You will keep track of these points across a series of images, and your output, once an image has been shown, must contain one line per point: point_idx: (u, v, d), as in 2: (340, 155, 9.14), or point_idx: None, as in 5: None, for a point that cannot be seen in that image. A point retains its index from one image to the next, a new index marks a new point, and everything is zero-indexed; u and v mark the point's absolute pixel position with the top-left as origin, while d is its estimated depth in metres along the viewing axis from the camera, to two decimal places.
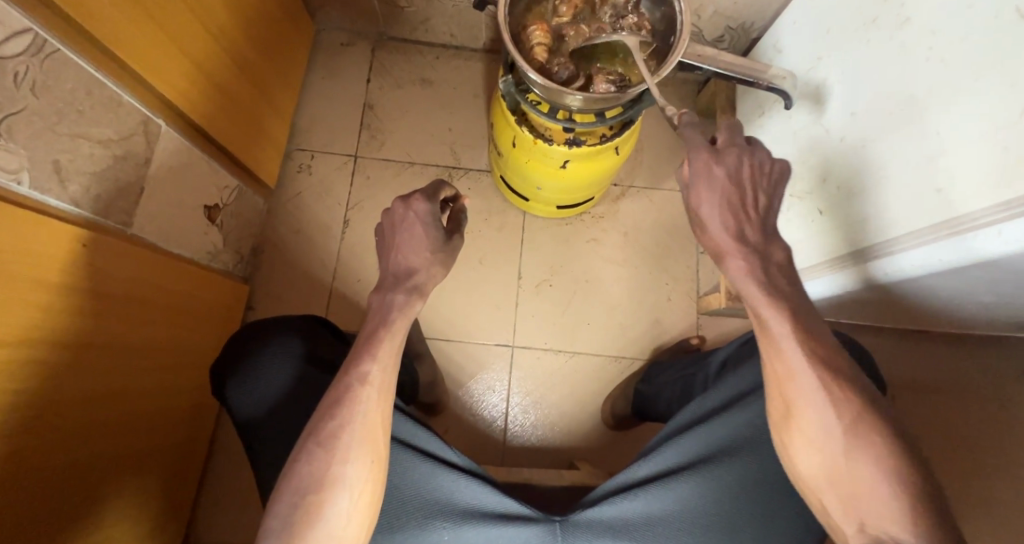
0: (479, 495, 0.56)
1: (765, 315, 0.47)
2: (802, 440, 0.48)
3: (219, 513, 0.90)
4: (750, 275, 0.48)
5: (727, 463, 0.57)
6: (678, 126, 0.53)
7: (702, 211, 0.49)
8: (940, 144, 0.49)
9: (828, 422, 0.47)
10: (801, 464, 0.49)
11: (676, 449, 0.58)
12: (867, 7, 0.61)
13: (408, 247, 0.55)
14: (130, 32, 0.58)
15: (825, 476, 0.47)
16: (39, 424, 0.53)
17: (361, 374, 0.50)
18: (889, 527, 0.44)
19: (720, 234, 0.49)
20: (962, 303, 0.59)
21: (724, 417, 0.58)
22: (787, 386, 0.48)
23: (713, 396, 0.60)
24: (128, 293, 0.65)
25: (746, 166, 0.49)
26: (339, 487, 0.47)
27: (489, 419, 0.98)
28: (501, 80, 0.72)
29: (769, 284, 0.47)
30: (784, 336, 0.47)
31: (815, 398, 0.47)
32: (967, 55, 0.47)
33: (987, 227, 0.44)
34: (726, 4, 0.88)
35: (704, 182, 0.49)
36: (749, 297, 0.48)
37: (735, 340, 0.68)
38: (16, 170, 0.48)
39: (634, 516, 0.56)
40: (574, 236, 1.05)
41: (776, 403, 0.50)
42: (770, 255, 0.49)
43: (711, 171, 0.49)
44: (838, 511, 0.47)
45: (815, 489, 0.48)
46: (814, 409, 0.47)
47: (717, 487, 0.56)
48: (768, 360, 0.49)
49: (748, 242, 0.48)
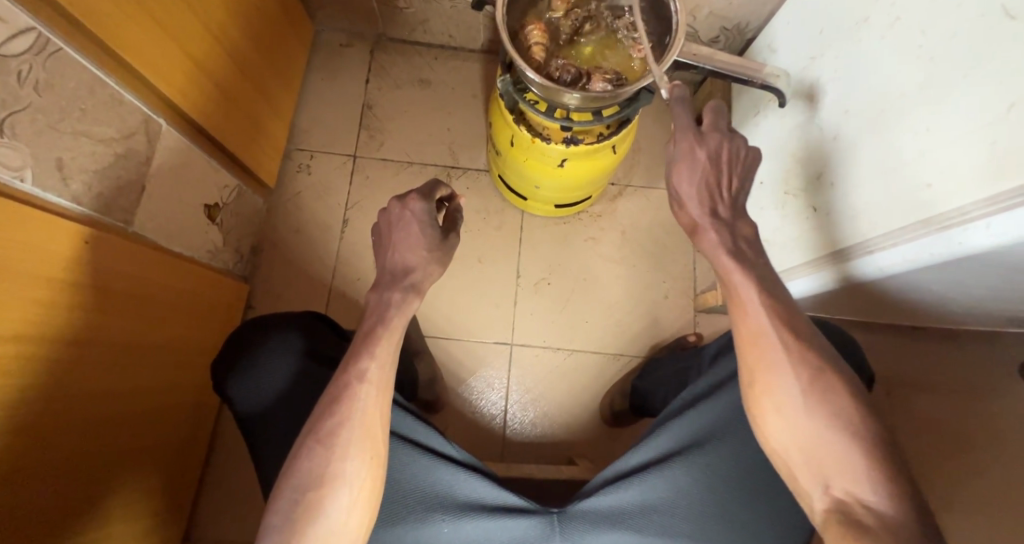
0: (477, 488, 0.56)
1: (734, 282, 0.50)
2: (769, 407, 0.49)
3: (220, 511, 0.91)
4: (720, 245, 0.50)
5: (716, 448, 0.58)
6: (669, 101, 0.55)
7: (681, 189, 0.53)
8: (931, 140, 0.50)
9: (791, 384, 0.48)
10: (769, 431, 0.49)
11: (668, 436, 0.59)
12: (859, 7, 0.62)
13: (404, 246, 0.56)
14: (132, 33, 0.58)
15: (794, 442, 0.48)
16: (42, 418, 0.53)
17: (359, 372, 0.50)
18: (850, 486, 0.45)
19: (696, 211, 0.52)
20: (953, 297, 0.60)
21: (708, 400, 0.59)
22: (753, 351, 0.49)
23: (701, 382, 0.61)
24: (131, 290, 0.65)
25: (726, 149, 0.53)
26: (339, 483, 0.47)
27: (488, 416, 0.98)
28: (499, 79, 0.73)
29: (738, 254, 0.50)
30: (750, 301, 0.49)
31: (781, 361, 0.48)
32: (955, 53, 0.48)
33: (975, 221, 0.45)
34: (721, 5, 0.89)
35: (685, 161, 0.52)
36: (721, 266, 0.51)
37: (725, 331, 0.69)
38: (19, 167, 0.48)
39: (629, 505, 0.56)
40: (572, 235, 1.06)
41: (741, 370, 0.51)
42: (738, 228, 0.52)
43: (694, 152, 0.52)
44: (804, 475, 0.47)
45: (783, 454, 0.48)
46: (778, 373, 0.48)
47: (709, 473, 0.57)
48: (736, 322, 0.51)
49: (719, 217, 0.52)
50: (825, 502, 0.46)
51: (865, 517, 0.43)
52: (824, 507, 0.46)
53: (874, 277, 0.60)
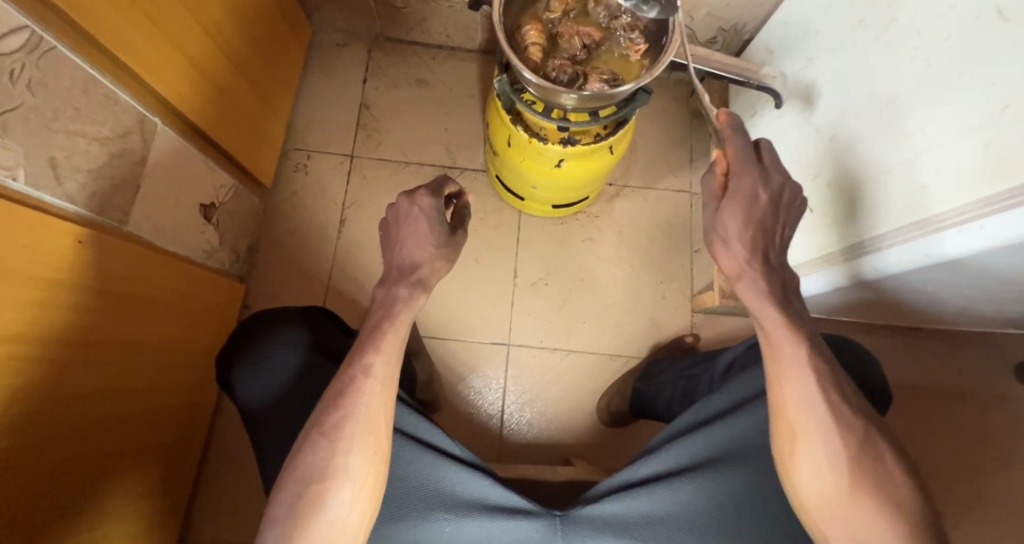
0: (480, 487, 0.56)
1: (779, 338, 0.49)
2: (809, 465, 0.48)
3: (214, 511, 0.90)
4: (768, 297, 0.50)
5: (731, 468, 0.57)
6: (720, 130, 0.55)
7: (732, 229, 0.51)
8: (928, 141, 0.50)
9: (835, 445, 0.47)
10: (805, 489, 0.48)
11: (681, 451, 0.59)
12: (855, 8, 0.62)
13: (413, 240, 0.55)
14: (127, 32, 0.58)
15: (828, 504, 0.47)
16: (37, 421, 0.53)
17: (364, 366, 0.50)
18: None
19: (744, 257, 0.51)
20: (951, 299, 0.60)
21: (725, 421, 0.58)
22: (798, 411, 0.48)
23: (722, 397, 0.61)
24: (126, 291, 0.65)
25: (788, 190, 0.52)
26: (343, 477, 0.47)
27: (486, 418, 0.98)
28: (496, 79, 0.72)
29: (785, 305, 0.50)
30: (795, 362, 0.49)
31: (827, 426, 0.47)
32: (950, 55, 0.48)
33: (969, 222, 0.45)
34: (718, 6, 0.89)
35: (739, 203, 0.51)
36: (765, 318, 0.50)
37: (742, 343, 0.69)
38: (11, 167, 0.48)
39: (636, 515, 0.56)
40: (569, 236, 1.06)
41: (780, 429, 0.49)
42: (787, 278, 0.52)
43: (756, 194, 0.51)
44: (836, 537, 0.47)
45: (814, 511, 0.48)
46: (822, 436, 0.47)
47: (723, 492, 0.57)
48: (774, 383, 0.50)
49: (768, 265, 0.51)
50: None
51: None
52: None
53: (872, 277, 0.61)
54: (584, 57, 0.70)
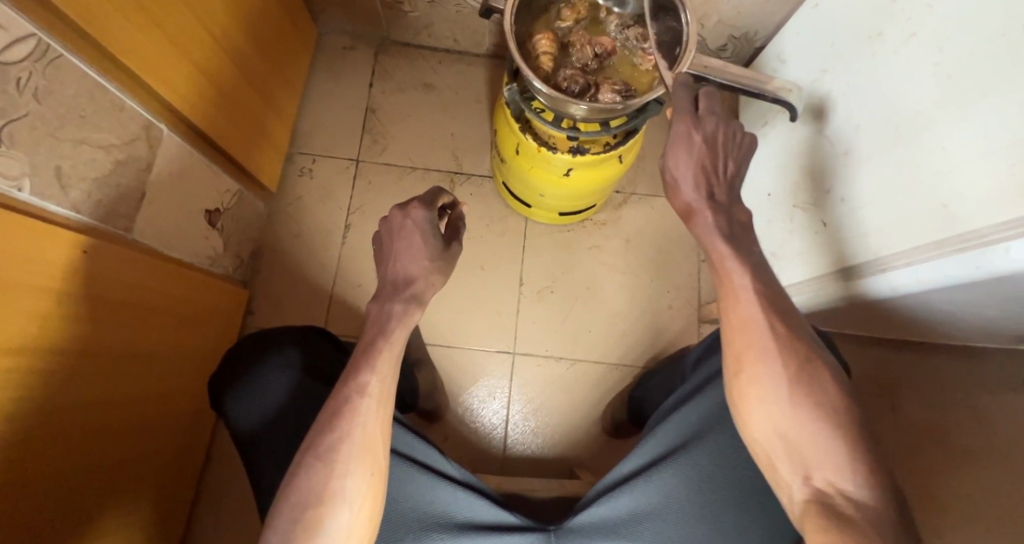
0: (476, 508, 0.56)
1: (728, 266, 0.50)
2: (754, 396, 0.49)
3: (216, 521, 0.89)
4: (716, 229, 0.51)
5: (700, 447, 0.57)
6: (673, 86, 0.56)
7: (678, 171, 0.53)
8: (948, 160, 0.49)
9: (774, 366, 0.48)
10: (751, 417, 0.49)
11: (656, 440, 0.58)
12: (873, 21, 0.62)
13: (406, 255, 0.54)
14: (133, 37, 0.57)
15: (778, 432, 0.47)
16: (41, 433, 0.52)
17: (359, 386, 0.49)
18: (833, 476, 0.45)
19: (691, 194, 0.52)
20: (964, 320, 0.58)
21: (691, 402, 0.58)
22: (741, 336, 0.50)
23: (690, 383, 0.61)
24: (129, 299, 0.64)
25: (724, 132, 0.52)
26: (339, 501, 0.46)
27: (489, 427, 0.97)
28: (506, 87, 0.72)
29: (732, 239, 0.51)
30: (743, 288, 0.50)
31: (766, 348, 0.49)
32: (974, 74, 0.47)
33: (993, 245, 0.44)
34: (729, 14, 0.88)
35: (681, 145, 0.52)
36: (715, 251, 0.51)
37: (702, 342, 0.66)
38: (17, 177, 0.47)
39: (622, 515, 0.56)
40: (575, 243, 1.05)
41: (727, 357, 0.51)
42: (734, 213, 0.52)
43: (691, 137, 0.52)
44: (784, 465, 0.47)
45: (763, 443, 0.48)
46: (764, 360, 0.49)
47: (698, 473, 0.56)
48: (726, 310, 0.51)
49: (715, 201, 0.52)
50: (804, 493, 0.46)
51: (849, 509, 0.43)
52: (803, 498, 0.46)
53: (887, 296, 0.59)
54: (596, 67, 0.70)
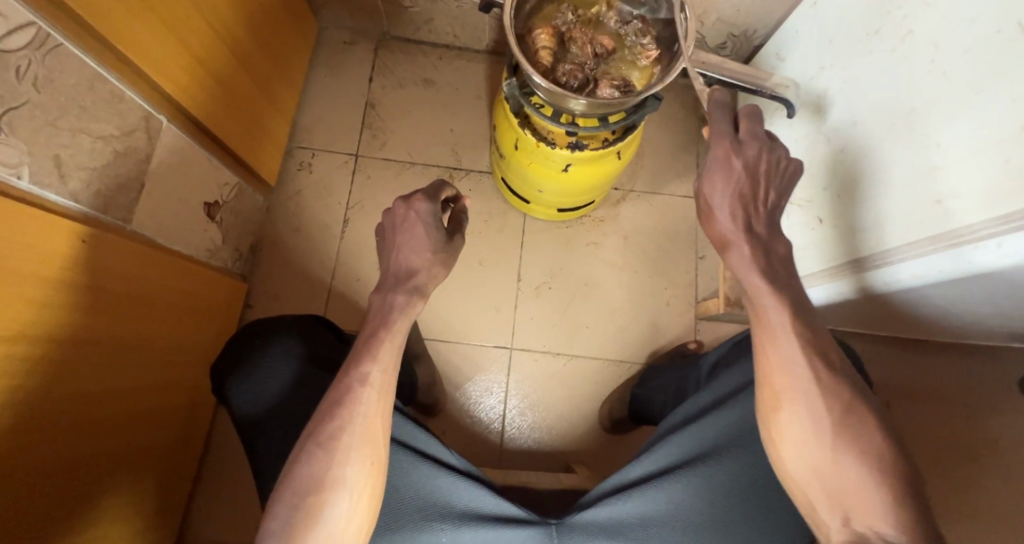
0: (477, 497, 0.56)
1: (765, 304, 0.49)
2: (787, 432, 0.48)
3: (213, 513, 0.90)
4: (753, 264, 0.50)
5: (716, 464, 0.57)
6: (708, 104, 0.54)
7: (714, 199, 0.52)
8: (942, 156, 0.50)
9: (815, 407, 0.47)
10: (788, 455, 0.48)
11: (671, 449, 0.59)
12: (870, 18, 0.62)
13: (409, 247, 0.55)
14: (133, 27, 0.57)
15: (816, 475, 0.47)
16: (38, 421, 0.52)
17: (361, 375, 0.50)
18: (872, 521, 0.44)
19: (728, 224, 0.51)
20: (958, 312, 0.59)
21: (711, 416, 0.59)
22: (779, 376, 0.49)
23: (705, 395, 0.62)
24: (126, 290, 0.64)
25: (766, 161, 0.51)
26: (340, 488, 0.46)
27: (487, 422, 0.98)
28: (505, 82, 0.72)
29: (769, 273, 0.50)
30: (783, 328, 0.49)
31: (807, 392, 0.48)
32: (968, 70, 0.47)
33: (987, 239, 0.45)
34: (729, 12, 0.89)
35: (720, 172, 0.51)
36: (753, 288, 0.50)
37: (726, 342, 0.68)
38: (16, 164, 0.47)
39: (628, 518, 0.56)
40: (574, 239, 1.05)
41: (762, 393, 0.50)
42: (773, 248, 0.51)
43: (731, 162, 0.51)
44: (822, 504, 0.47)
45: (800, 484, 0.48)
46: (805, 403, 0.48)
47: (712, 486, 0.56)
48: (762, 349, 0.50)
49: (753, 234, 0.51)
50: (843, 535, 0.45)
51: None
52: (842, 540, 0.45)
53: (885, 290, 0.60)
54: (596, 63, 0.70)
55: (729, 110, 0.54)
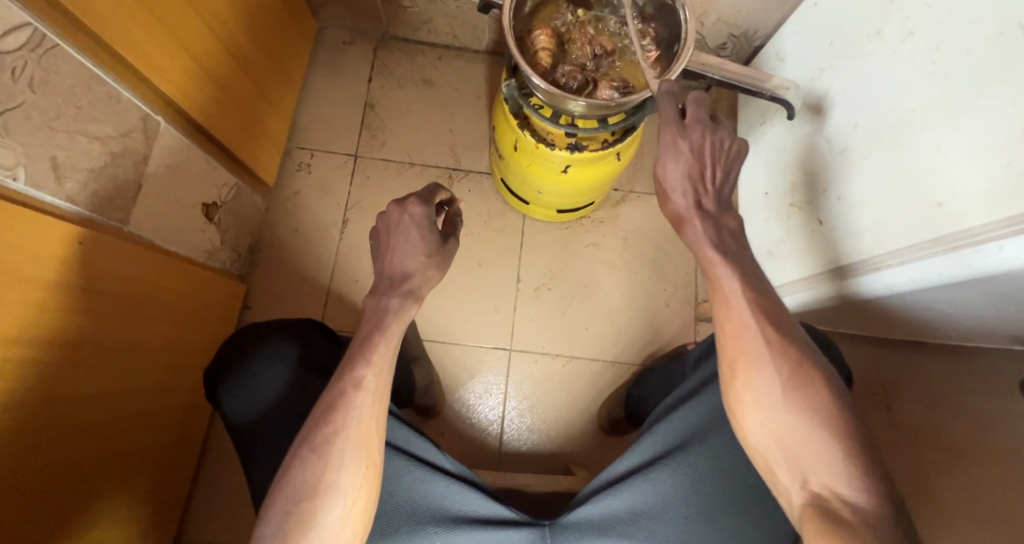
0: (470, 501, 0.56)
1: (719, 273, 0.48)
2: (751, 402, 0.48)
3: (211, 514, 0.90)
4: (705, 238, 0.49)
5: (698, 450, 0.57)
6: (657, 95, 0.55)
7: (667, 180, 0.51)
8: (942, 159, 0.49)
9: (768, 370, 0.47)
10: (746, 421, 0.48)
11: (655, 439, 0.58)
12: (871, 19, 0.62)
13: (403, 250, 0.54)
14: (131, 28, 0.57)
15: (775, 439, 0.47)
16: (36, 422, 0.52)
17: (355, 379, 0.49)
18: (831, 483, 0.44)
19: (680, 202, 0.51)
20: (958, 316, 0.59)
21: (689, 404, 0.58)
22: (734, 342, 0.49)
23: (687, 385, 0.61)
24: (124, 291, 0.64)
25: (709, 143, 0.51)
26: (333, 494, 0.46)
27: (485, 423, 0.97)
28: (504, 84, 0.72)
29: (722, 245, 0.49)
30: (735, 293, 0.48)
31: (760, 355, 0.47)
32: (970, 73, 0.47)
33: (987, 243, 0.44)
34: (729, 12, 0.88)
35: (669, 154, 0.51)
36: (705, 259, 0.49)
37: (702, 345, 0.66)
38: (12, 166, 0.47)
39: (618, 513, 0.56)
40: (573, 240, 1.05)
41: (723, 364, 0.50)
42: (724, 222, 0.51)
43: (677, 145, 0.50)
44: (782, 470, 0.47)
45: (759, 449, 0.48)
46: (759, 367, 0.47)
47: (695, 473, 0.56)
48: (718, 318, 0.50)
49: (704, 210, 0.51)
50: (802, 496, 0.45)
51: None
52: (801, 501, 0.45)
53: (882, 294, 0.60)
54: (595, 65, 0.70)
55: (674, 97, 0.54)
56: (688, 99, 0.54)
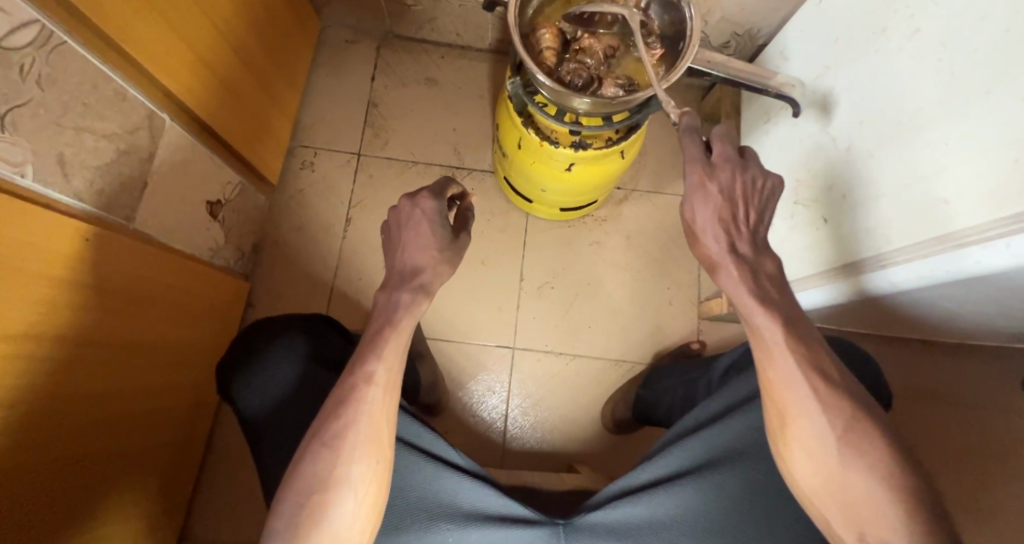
0: (483, 498, 0.56)
1: (759, 324, 0.48)
2: (800, 451, 0.48)
3: (216, 513, 0.90)
4: (742, 285, 0.49)
5: (728, 469, 0.57)
6: (677, 128, 0.54)
7: (698, 222, 0.51)
8: (949, 156, 0.50)
9: (816, 417, 0.47)
10: (796, 469, 0.48)
11: (682, 453, 0.58)
12: (877, 16, 0.62)
13: (414, 245, 0.54)
14: (137, 25, 0.57)
15: (825, 487, 0.47)
16: (41, 422, 0.52)
17: (366, 374, 0.49)
18: (885, 536, 0.44)
19: (713, 247, 0.51)
20: (965, 314, 0.59)
21: (722, 423, 0.58)
22: (781, 393, 0.48)
23: (717, 402, 0.60)
24: (130, 289, 0.64)
25: (740, 184, 0.51)
26: (345, 487, 0.46)
27: (489, 422, 0.97)
28: (509, 81, 0.72)
29: (759, 292, 0.49)
30: (778, 346, 0.48)
31: (808, 406, 0.47)
32: (977, 68, 0.47)
33: (993, 239, 0.44)
34: (733, 11, 0.88)
35: (698, 196, 0.51)
36: (744, 309, 0.49)
37: (738, 347, 0.67)
38: (20, 162, 0.47)
39: (636, 521, 0.56)
40: (576, 239, 1.05)
41: (769, 414, 0.50)
42: (761, 267, 0.50)
43: (706, 188, 0.51)
44: (836, 521, 0.46)
45: (812, 498, 0.48)
46: (809, 418, 0.47)
47: (726, 494, 0.56)
48: (762, 369, 0.49)
49: (739, 254, 0.50)
50: None
51: None
52: None
53: (887, 291, 0.60)
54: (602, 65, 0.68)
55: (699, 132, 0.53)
56: (714, 134, 0.55)
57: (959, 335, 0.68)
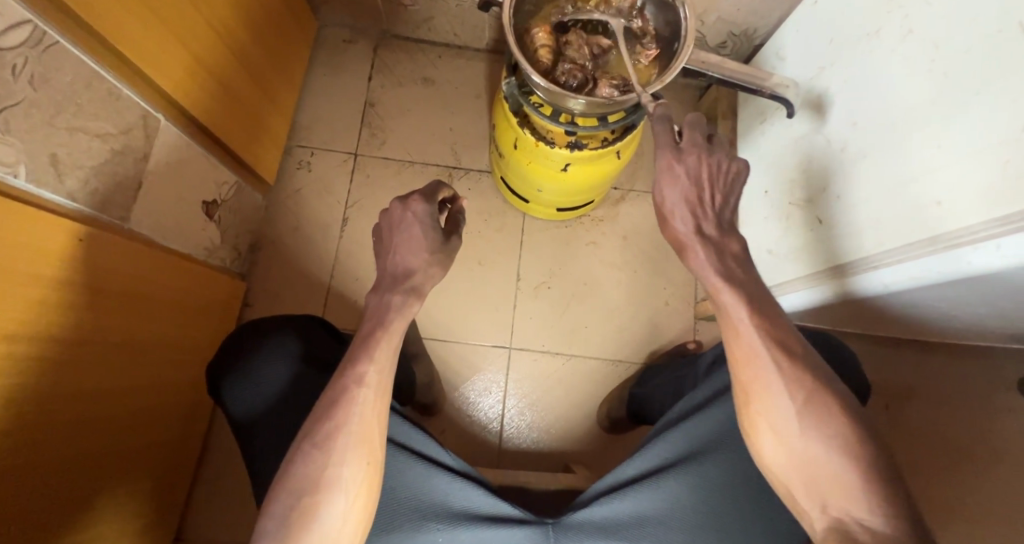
0: (472, 498, 0.56)
1: (724, 300, 0.48)
2: (766, 427, 0.48)
3: (212, 512, 0.90)
4: (709, 263, 0.49)
5: (710, 461, 0.57)
6: (650, 118, 0.53)
7: (667, 204, 0.51)
8: (942, 158, 0.49)
9: (793, 407, 0.47)
10: (768, 455, 0.48)
11: (667, 445, 0.59)
12: (871, 18, 0.62)
13: (406, 248, 0.54)
14: (131, 26, 0.57)
15: (792, 463, 0.47)
16: (35, 419, 0.52)
17: (357, 375, 0.49)
18: (852, 509, 0.44)
19: (681, 229, 0.50)
20: (959, 315, 0.59)
21: (703, 412, 0.59)
22: (745, 368, 0.49)
23: (699, 393, 0.61)
24: (125, 289, 0.64)
25: (708, 168, 0.51)
26: (335, 489, 0.46)
27: (485, 421, 0.98)
28: (504, 82, 0.73)
29: (725, 271, 0.49)
30: (742, 319, 0.48)
31: (772, 380, 0.47)
32: (970, 71, 0.47)
33: (985, 240, 0.44)
34: (729, 11, 0.88)
35: (666, 179, 0.50)
36: (708, 284, 0.49)
37: (722, 342, 0.68)
38: (13, 163, 0.47)
39: (624, 516, 0.56)
40: (573, 239, 1.05)
41: (737, 391, 0.50)
42: (725, 247, 0.50)
43: (674, 169, 0.50)
44: (802, 495, 0.47)
45: (786, 485, 0.48)
46: (773, 394, 0.47)
47: (709, 484, 0.56)
48: (728, 345, 0.50)
49: (705, 236, 0.50)
50: (824, 521, 0.45)
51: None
52: (823, 526, 0.45)
53: (880, 292, 0.60)
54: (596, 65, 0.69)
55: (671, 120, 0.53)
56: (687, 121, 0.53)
57: (953, 336, 0.69)
